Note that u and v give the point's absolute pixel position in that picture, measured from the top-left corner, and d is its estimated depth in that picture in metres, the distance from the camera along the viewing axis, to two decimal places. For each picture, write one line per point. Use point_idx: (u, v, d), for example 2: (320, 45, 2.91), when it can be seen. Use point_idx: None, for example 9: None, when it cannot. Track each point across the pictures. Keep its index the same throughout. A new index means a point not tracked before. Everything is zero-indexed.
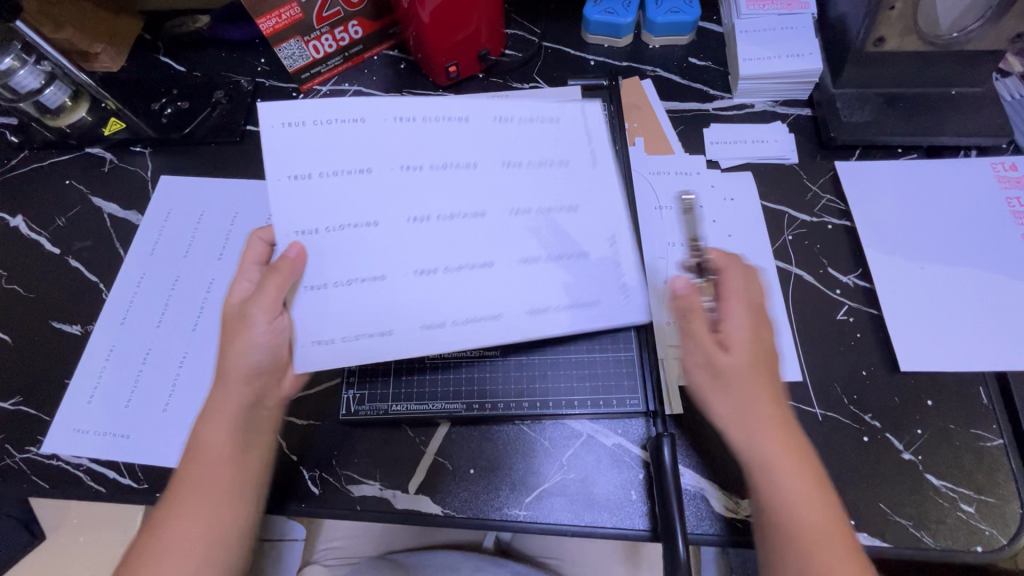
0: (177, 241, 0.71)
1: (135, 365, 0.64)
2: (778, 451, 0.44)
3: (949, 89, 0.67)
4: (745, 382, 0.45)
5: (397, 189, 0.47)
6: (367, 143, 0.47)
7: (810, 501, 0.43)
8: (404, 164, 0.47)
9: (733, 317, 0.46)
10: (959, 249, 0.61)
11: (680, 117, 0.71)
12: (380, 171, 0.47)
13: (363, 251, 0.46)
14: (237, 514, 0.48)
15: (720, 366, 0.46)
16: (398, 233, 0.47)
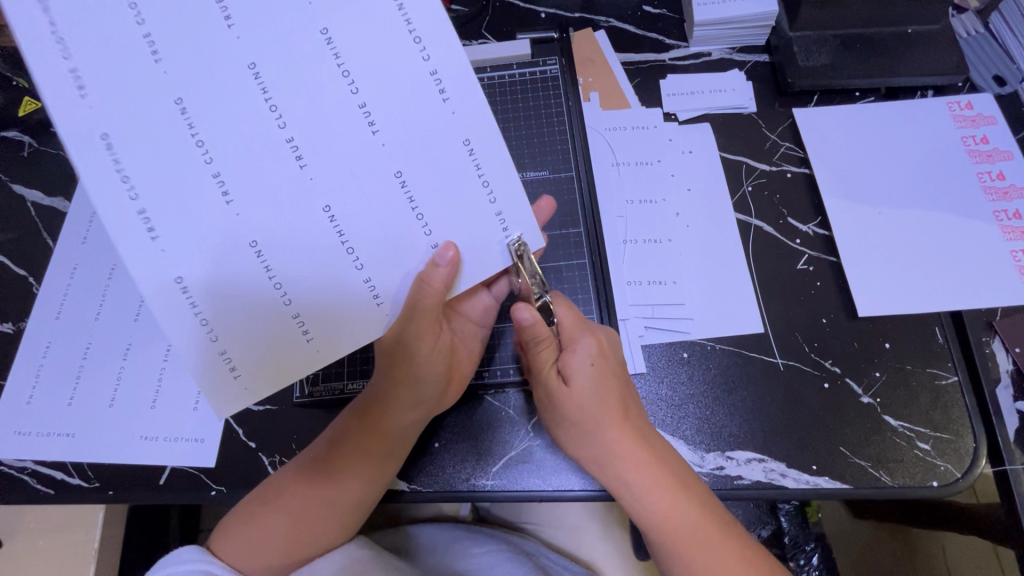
0: (108, 228, 0.66)
1: (75, 361, 0.60)
2: (620, 444, 0.46)
3: (907, 28, 0.65)
4: (586, 410, 0.47)
5: (254, 183, 0.37)
6: (207, 241, 0.36)
7: (665, 501, 0.45)
8: (248, 183, 0.37)
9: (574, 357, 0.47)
10: (916, 191, 0.60)
11: (635, 69, 0.69)
12: (260, 208, 0.37)
13: (402, 219, 0.39)
14: (373, 496, 0.52)
15: (594, 368, 0.47)
16: (299, 189, 0.37)
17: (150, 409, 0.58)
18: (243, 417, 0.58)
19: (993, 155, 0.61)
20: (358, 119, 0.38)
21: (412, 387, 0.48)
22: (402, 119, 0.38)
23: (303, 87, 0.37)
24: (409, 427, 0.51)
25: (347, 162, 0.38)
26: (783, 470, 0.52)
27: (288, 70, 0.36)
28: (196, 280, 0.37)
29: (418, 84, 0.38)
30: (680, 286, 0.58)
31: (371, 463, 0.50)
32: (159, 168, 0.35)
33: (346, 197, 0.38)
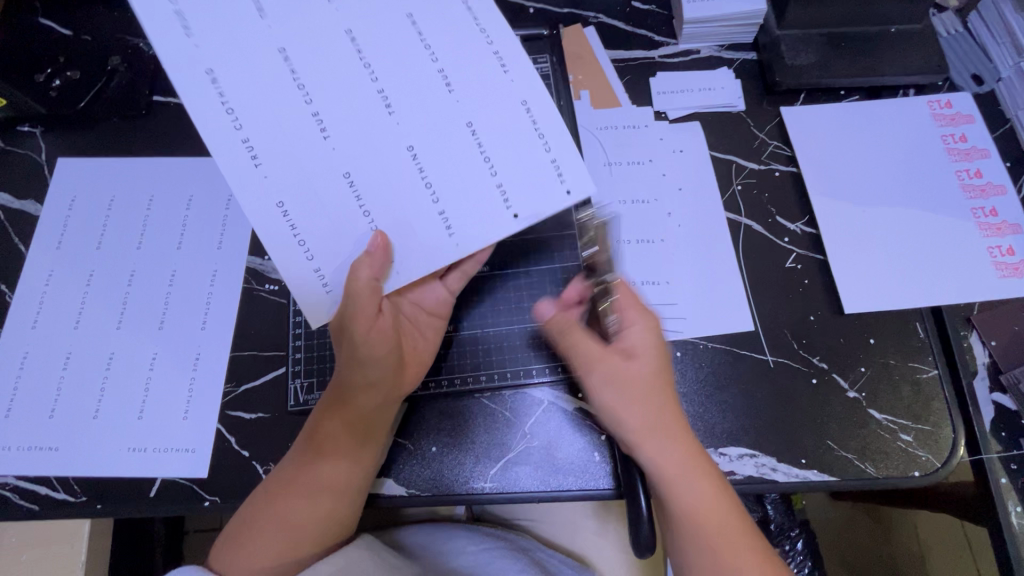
0: (85, 232, 0.63)
1: (54, 371, 0.58)
2: (664, 425, 0.46)
3: (889, 27, 0.66)
4: (632, 387, 0.47)
5: (371, 125, 0.44)
6: (307, 164, 0.43)
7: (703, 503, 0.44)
8: (342, 122, 0.43)
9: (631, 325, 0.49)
10: (899, 189, 0.62)
11: (626, 66, 0.68)
12: (347, 143, 0.43)
13: (470, 160, 0.44)
14: (353, 485, 0.50)
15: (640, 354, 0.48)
16: (405, 135, 0.44)
17: (137, 419, 0.57)
18: (236, 426, 0.57)
19: (971, 153, 0.63)
20: (426, 74, 0.45)
21: (366, 372, 0.47)
22: (463, 86, 0.45)
23: (386, 54, 0.45)
24: (368, 412, 0.49)
25: (418, 112, 0.44)
26: (774, 465, 0.54)
27: (380, 45, 0.45)
28: (290, 199, 0.43)
29: (483, 58, 0.46)
30: (673, 286, 0.59)
31: (343, 448, 0.49)
32: (270, 109, 0.43)
33: (422, 141, 0.44)
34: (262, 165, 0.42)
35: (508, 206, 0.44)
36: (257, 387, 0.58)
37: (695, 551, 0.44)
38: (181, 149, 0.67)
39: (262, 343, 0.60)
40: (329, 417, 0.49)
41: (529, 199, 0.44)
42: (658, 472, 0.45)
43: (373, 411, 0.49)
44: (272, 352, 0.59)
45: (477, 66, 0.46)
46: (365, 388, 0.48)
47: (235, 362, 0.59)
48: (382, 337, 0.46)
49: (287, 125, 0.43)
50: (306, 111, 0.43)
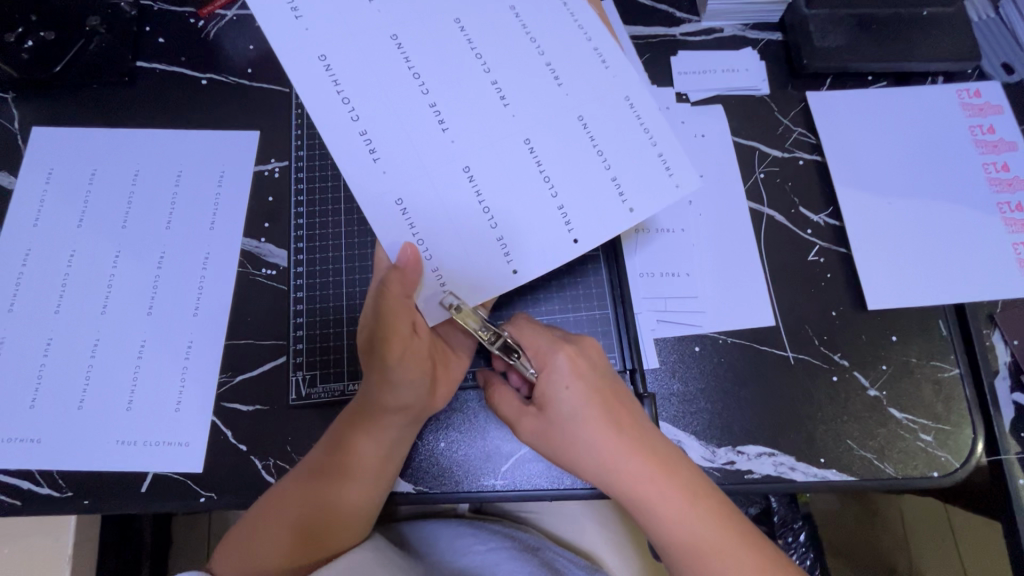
0: (65, 209, 0.59)
1: (34, 358, 0.54)
2: (619, 462, 0.43)
3: (922, 10, 0.63)
4: (572, 431, 0.44)
5: (483, 123, 0.43)
6: (418, 157, 0.42)
7: (678, 528, 0.43)
8: (458, 112, 0.43)
9: (551, 366, 0.45)
10: (925, 181, 0.60)
11: (645, 44, 0.65)
12: (467, 135, 0.43)
13: (582, 151, 0.44)
14: (373, 495, 0.49)
15: (577, 401, 0.44)
16: (518, 123, 0.44)
17: (125, 410, 0.53)
18: (232, 419, 0.54)
19: (998, 146, 0.61)
20: (535, 64, 0.45)
21: (395, 388, 0.45)
22: (563, 76, 0.45)
23: (489, 50, 0.45)
24: (398, 427, 0.48)
25: (530, 104, 0.44)
26: (792, 464, 0.52)
27: (491, 40, 0.45)
28: (410, 198, 0.42)
29: (587, 50, 0.46)
30: (692, 278, 0.57)
31: (370, 458, 0.48)
32: (385, 99, 0.43)
33: (541, 130, 0.44)
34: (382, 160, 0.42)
35: (623, 200, 0.43)
36: (255, 378, 0.55)
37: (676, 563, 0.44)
38: (168, 120, 0.62)
39: (261, 331, 0.56)
40: (357, 421, 0.48)
41: (644, 192, 0.43)
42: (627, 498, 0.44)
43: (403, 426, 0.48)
44: (271, 341, 0.56)
45: (580, 52, 0.46)
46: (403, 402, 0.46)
47: (231, 351, 0.56)
48: (419, 352, 0.45)
49: (400, 120, 0.43)
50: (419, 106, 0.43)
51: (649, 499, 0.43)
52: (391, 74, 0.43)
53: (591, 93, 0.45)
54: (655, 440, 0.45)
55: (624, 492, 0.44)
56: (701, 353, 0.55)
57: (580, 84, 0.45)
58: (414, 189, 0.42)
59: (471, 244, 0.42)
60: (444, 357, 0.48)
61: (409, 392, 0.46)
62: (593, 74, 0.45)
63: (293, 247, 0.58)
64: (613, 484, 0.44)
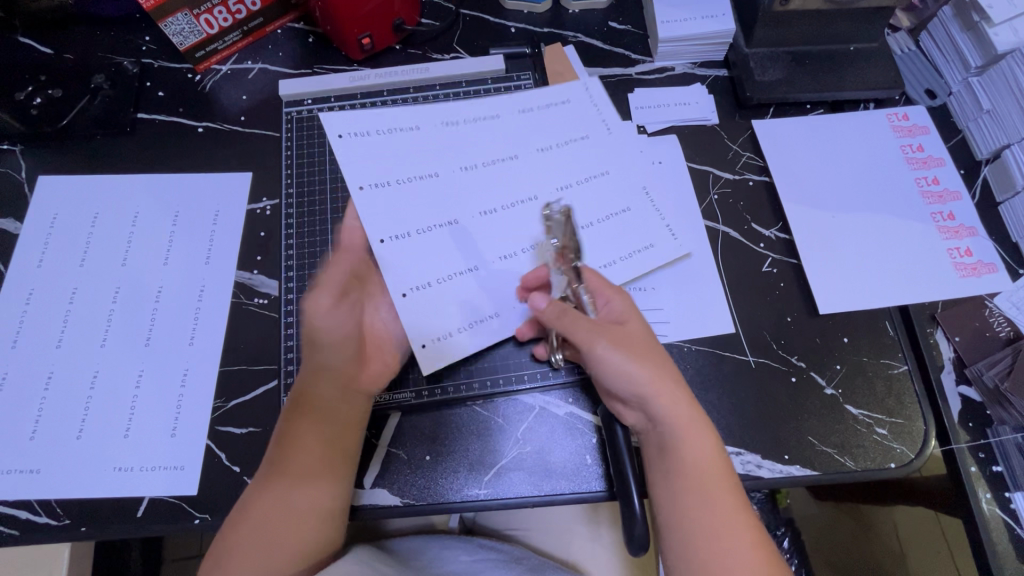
0: (69, 250, 0.63)
1: (35, 391, 0.57)
2: (659, 380, 0.47)
3: (849, 45, 0.71)
4: (648, 349, 0.49)
5: (486, 199, 0.57)
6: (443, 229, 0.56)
7: (705, 454, 0.47)
8: (489, 180, 0.58)
9: (609, 301, 0.52)
10: (863, 196, 0.66)
11: (605, 83, 0.72)
12: (466, 188, 0.57)
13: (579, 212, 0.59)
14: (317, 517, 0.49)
15: (620, 352, 0.48)
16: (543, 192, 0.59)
17: (124, 438, 0.56)
18: (226, 441, 0.56)
19: (928, 161, 0.68)
20: (589, 190, 0.59)
21: (322, 377, 0.51)
22: (599, 231, 0.59)
23: (560, 163, 0.59)
24: (326, 426, 0.51)
25: (522, 213, 0.57)
26: (759, 462, 0.55)
27: (579, 161, 0.60)
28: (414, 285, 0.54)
29: (650, 223, 0.60)
30: (658, 291, 0.61)
31: (305, 468, 0.49)
32: (460, 139, 0.59)
33: (521, 215, 0.57)
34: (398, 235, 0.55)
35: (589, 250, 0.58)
36: (248, 402, 0.58)
37: (698, 527, 0.46)
38: (167, 165, 0.67)
39: (254, 357, 0.60)
40: (292, 414, 0.52)
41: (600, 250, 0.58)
42: (667, 423, 0.47)
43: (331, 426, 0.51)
44: (263, 366, 0.59)
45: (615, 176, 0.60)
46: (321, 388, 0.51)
47: (224, 378, 0.59)
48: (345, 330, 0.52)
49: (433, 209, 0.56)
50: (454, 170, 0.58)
51: (691, 426, 0.47)
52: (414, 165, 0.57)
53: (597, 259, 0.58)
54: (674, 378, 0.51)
55: (664, 413, 0.47)
56: None
57: (613, 233, 0.59)
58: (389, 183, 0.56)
59: (415, 257, 0.55)
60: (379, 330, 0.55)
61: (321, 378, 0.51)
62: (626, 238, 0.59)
63: (284, 278, 0.62)
64: (658, 406, 0.47)
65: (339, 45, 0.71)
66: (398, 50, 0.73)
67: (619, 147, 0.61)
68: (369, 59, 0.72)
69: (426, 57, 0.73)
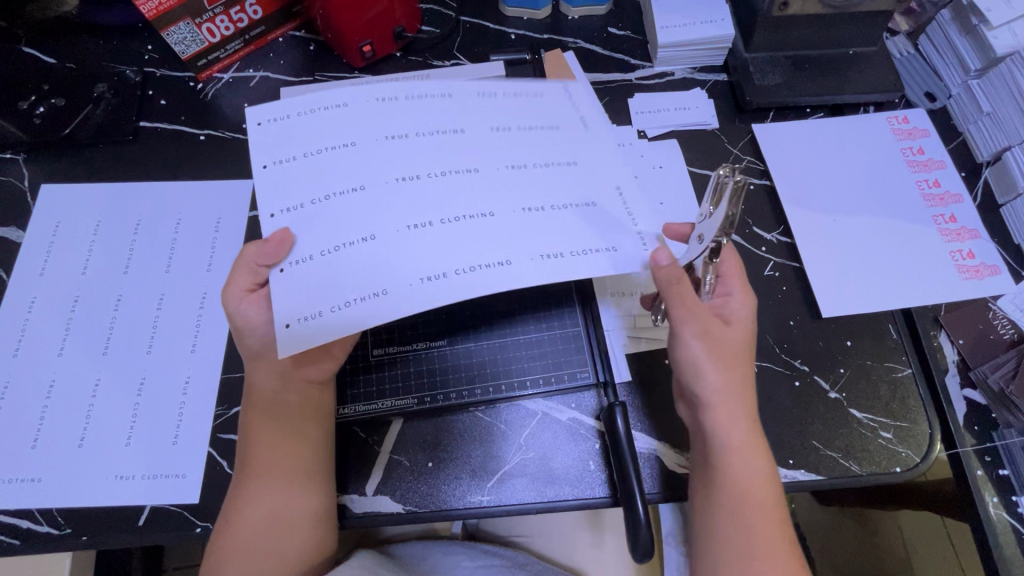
0: (71, 257, 0.63)
1: (37, 400, 0.57)
2: (732, 394, 0.47)
3: (848, 49, 0.71)
4: (738, 359, 0.48)
5: (406, 172, 0.45)
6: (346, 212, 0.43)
7: (756, 479, 0.46)
8: (419, 149, 0.46)
9: (730, 291, 0.50)
10: (864, 199, 0.66)
11: (604, 88, 0.72)
12: (386, 152, 0.45)
13: (522, 187, 0.46)
14: (295, 523, 0.48)
15: (703, 346, 0.47)
16: (498, 177, 0.46)
17: (125, 446, 0.55)
18: (227, 449, 0.56)
19: (928, 164, 0.68)
20: (547, 185, 0.46)
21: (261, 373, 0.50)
22: (546, 219, 0.45)
23: (519, 147, 0.47)
24: (277, 423, 0.50)
25: (456, 187, 0.45)
26: None
27: (546, 146, 0.48)
28: (302, 257, 0.43)
29: (619, 218, 0.46)
30: None
31: (274, 472, 0.48)
32: (396, 113, 0.47)
33: (449, 192, 0.45)
34: (293, 208, 0.44)
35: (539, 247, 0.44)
36: None
37: (726, 547, 0.45)
38: (169, 172, 0.68)
39: None
40: (249, 415, 0.51)
41: (543, 239, 0.44)
42: (721, 439, 0.46)
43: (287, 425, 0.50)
44: None
45: (588, 161, 0.48)
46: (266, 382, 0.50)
47: (226, 385, 0.59)
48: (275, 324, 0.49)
49: (336, 186, 0.44)
50: (385, 177, 0.45)
51: (750, 447, 0.46)
52: (328, 134, 0.46)
53: (539, 246, 0.44)
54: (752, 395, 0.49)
55: (723, 429, 0.46)
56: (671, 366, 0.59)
57: (564, 225, 0.45)
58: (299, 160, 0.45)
59: (324, 225, 0.43)
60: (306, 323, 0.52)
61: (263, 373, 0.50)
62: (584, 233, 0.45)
63: None
64: (719, 422, 0.47)
65: (340, 53, 0.72)
66: (399, 57, 0.73)
67: (593, 144, 0.49)
68: (370, 66, 0.73)
69: (427, 64, 0.73)
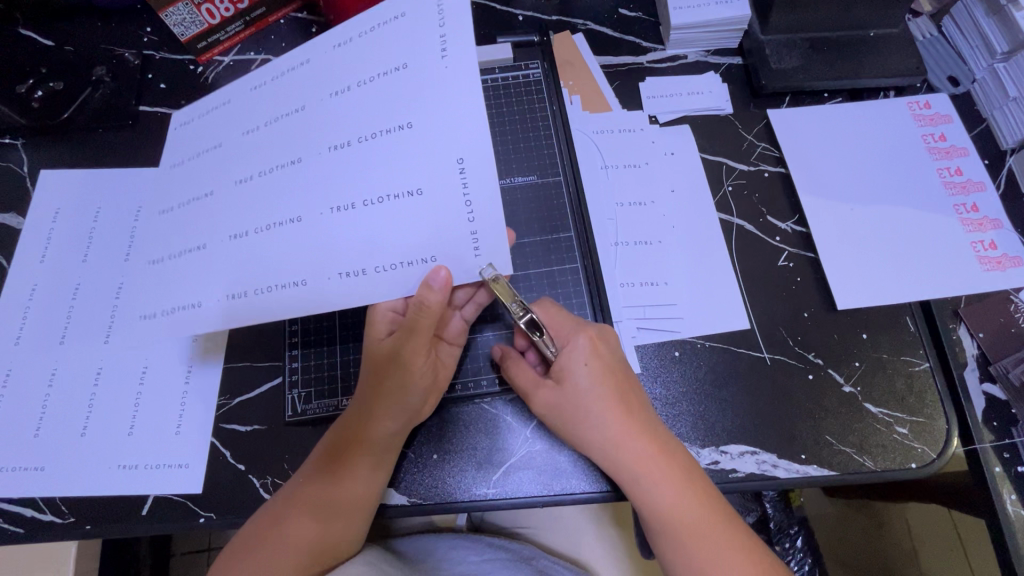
0: (72, 244, 0.62)
1: (39, 388, 0.56)
2: (619, 436, 0.48)
3: (868, 31, 0.68)
4: (583, 405, 0.49)
5: (246, 150, 0.47)
6: (212, 167, 0.48)
7: (673, 503, 0.46)
8: (264, 160, 0.46)
9: (568, 349, 0.51)
10: (884, 187, 0.63)
11: (615, 72, 0.70)
12: (240, 156, 0.47)
13: (348, 182, 0.44)
14: (359, 528, 0.49)
15: (553, 414, 0.50)
16: (318, 165, 0.45)
17: (127, 435, 0.55)
18: (230, 439, 0.56)
19: (950, 152, 0.65)
20: (370, 187, 0.44)
21: (393, 403, 0.49)
22: (361, 220, 0.43)
23: (352, 112, 0.45)
24: (388, 440, 0.50)
25: (283, 183, 0.45)
26: (775, 461, 0.54)
27: (382, 105, 0.45)
28: (178, 163, 0.49)
29: (447, 217, 0.43)
30: (671, 286, 0.60)
31: (363, 479, 0.49)
32: (257, 101, 0.48)
33: (285, 183, 0.45)
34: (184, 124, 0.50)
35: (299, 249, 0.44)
36: (252, 399, 0.57)
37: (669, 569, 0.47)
38: None
39: (257, 354, 0.59)
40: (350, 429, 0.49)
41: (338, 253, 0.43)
42: (619, 473, 0.48)
43: (393, 443, 0.50)
44: (267, 362, 0.58)
45: (431, 139, 0.43)
46: (395, 408, 0.49)
47: (229, 374, 0.58)
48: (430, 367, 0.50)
49: (208, 144, 0.48)
50: (240, 160, 0.47)
51: (651, 477, 0.47)
52: (244, 101, 0.48)
53: (336, 264, 0.43)
54: (651, 418, 0.50)
55: (619, 469, 0.48)
56: (682, 358, 0.57)
57: (378, 224, 0.43)
58: (186, 160, 0.49)
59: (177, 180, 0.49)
60: (440, 359, 0.53)
61: (399, 403, 0.49)
62: (399, 224, 0.43)
63: None
64: (614, 464, 0.48)
65: None
66: None
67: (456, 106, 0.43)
68: None
69: None
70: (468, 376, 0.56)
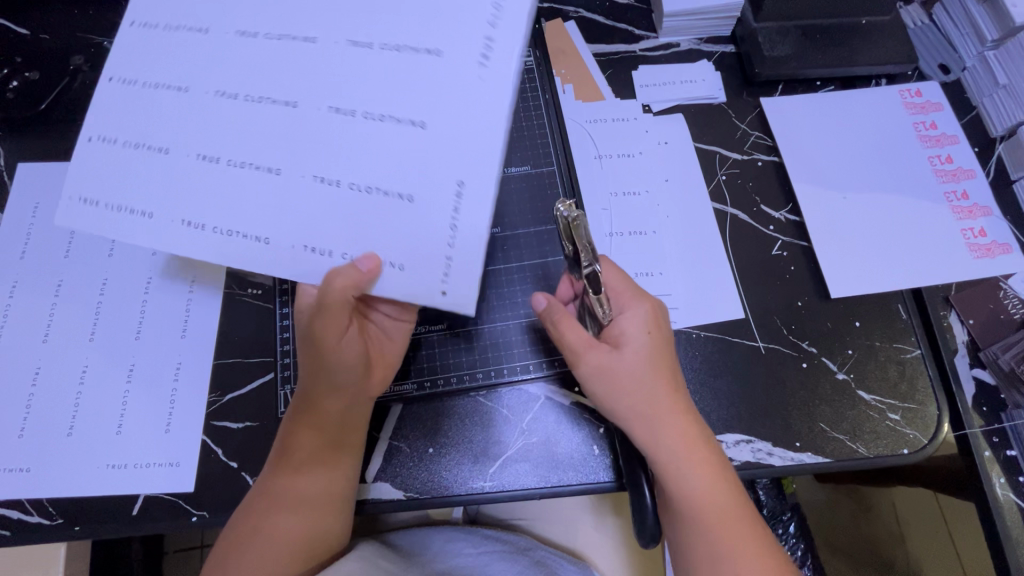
0: (52, 239, 0.60)
1: (22, 388, 0.55)
2: (664, 412, 0.47)
3: (860, 19, 0.68)
4: (636, 375, 0.47)
5: (202, 117, 0.42)
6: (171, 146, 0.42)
7: (707, 491, 0.45)
8: (225, 142, 0.41)
9: (628, 313, 0.49)
10: (877, 176, 0.63)
11: (608, 61, 0.69)
12: (189, 119, 0.42)
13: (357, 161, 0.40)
14: (330, 513, 0.48)
15: (601, 381, 0.48)
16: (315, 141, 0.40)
17: (116, 434, 0.54)
18: (222, 436, 0.55)
19: (941, 140, 0.65)
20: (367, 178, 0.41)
21: (326, 381, 0.46)
22: None
23: None
24: (337, 417, 0.48)
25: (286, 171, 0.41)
26: (770, 450, 0.54)
27: None
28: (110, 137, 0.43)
29: (432, 227, 0.40)
30: (666, 277, 0.60)
31: (318, 460, 0.48)
32: (210, 52, 0.42)
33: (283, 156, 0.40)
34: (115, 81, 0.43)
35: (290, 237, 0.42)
36: (244, 396, 0.56)
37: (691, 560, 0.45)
38: None
39: (248, 349, 0.58)
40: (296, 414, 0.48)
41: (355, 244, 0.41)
42: (656, 454, 0.46)
43: (342, 420, 0.48)
44: (258, 358, 0.57)
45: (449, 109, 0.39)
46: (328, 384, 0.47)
47: (219, 370, 0.57)
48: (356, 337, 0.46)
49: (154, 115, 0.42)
50: (193, 131, 0.42)
51: (689, 460, 0.46)
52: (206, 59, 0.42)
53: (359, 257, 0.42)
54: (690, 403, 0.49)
55: (658, 447, 0.46)
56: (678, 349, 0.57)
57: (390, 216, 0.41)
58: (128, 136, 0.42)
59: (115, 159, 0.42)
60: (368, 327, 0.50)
61: (329, 379, 0.46)
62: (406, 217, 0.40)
63: None
64: (654, 441, 0.46)
65: None
66: None
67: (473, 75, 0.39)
68: None
69: None
70: (464, 371, 0.56)
